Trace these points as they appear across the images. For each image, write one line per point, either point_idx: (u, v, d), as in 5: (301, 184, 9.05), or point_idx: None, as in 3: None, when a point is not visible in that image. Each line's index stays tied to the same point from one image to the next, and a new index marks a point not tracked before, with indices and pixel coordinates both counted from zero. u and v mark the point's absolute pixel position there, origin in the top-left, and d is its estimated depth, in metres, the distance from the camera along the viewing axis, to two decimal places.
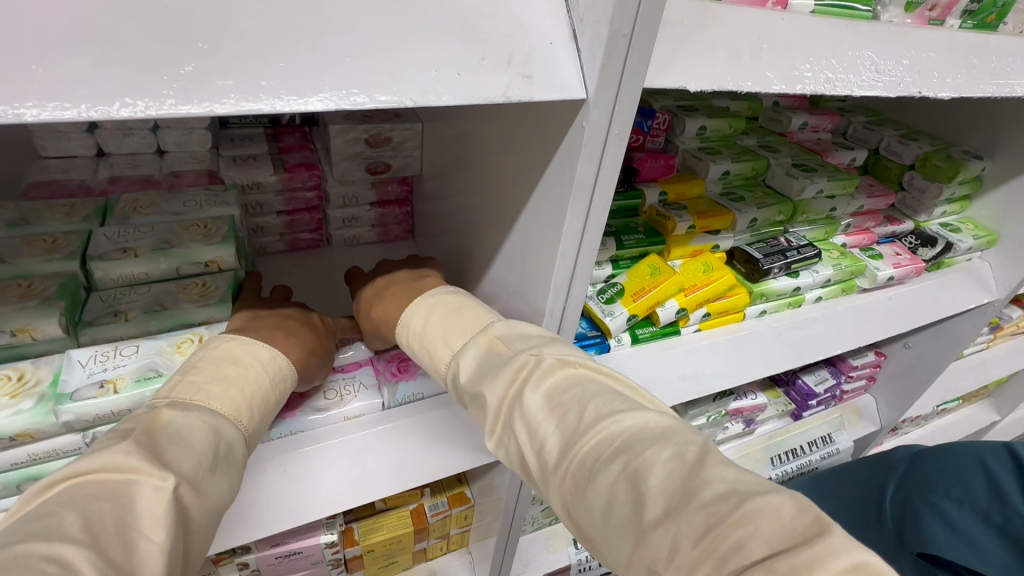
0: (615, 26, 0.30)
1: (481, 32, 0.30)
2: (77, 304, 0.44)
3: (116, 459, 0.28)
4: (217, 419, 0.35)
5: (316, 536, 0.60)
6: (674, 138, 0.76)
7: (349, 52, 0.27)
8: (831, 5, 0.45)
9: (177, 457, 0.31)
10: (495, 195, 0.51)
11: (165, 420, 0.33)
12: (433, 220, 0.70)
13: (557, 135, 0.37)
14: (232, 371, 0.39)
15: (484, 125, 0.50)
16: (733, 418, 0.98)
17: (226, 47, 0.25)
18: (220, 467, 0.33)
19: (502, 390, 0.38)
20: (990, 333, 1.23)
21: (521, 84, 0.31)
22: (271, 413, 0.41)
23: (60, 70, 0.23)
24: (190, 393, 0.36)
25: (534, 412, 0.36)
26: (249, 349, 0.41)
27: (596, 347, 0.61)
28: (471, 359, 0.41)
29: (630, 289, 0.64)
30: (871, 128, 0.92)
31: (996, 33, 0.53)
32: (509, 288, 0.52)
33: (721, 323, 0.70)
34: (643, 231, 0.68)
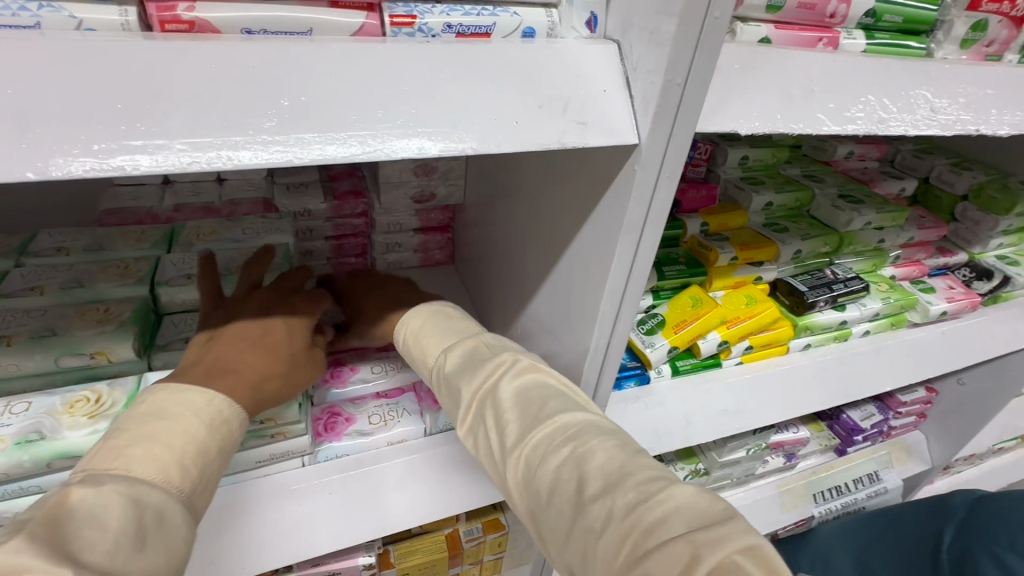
0: (669, 77, 0.31)
1: (538, 82, 0.31)
2: (147, 327, 0.47)
3: (3, 560, 0.23)
4: (139, 486, 0.30)
5: (355, 558, 0.61)
6: (716, 167, 0.76)
7: (415, 104, 0.29)
8: (883, 44, 0.45)
9: (88, 545, 0.26)
10: (540, 227, 0.52)
11: (75, 498, 0.28)
12: (475, 247, 0.71)
13: (607, 176, 0.38)
14: (159, 428, 0.34)
15: (531, 159, 0.51)
16: (773, 451, 0.96)
17: (306, 102, 0.27)
18: (150, 540, 0.29)
19: (477, 376, 0.39)
20: None
21: (575, 132, 0.32)
22: (215, 467, 0.36)
23: (161, 127, 0.25)
24: (108, 461, 0.31)
25: (502, 399, 0.37)
26: (183, 398, 0.36)
27: (635, 379, 0.61)
28: (454, 354, 0.42)
29: (671, 320, 0.63)
30: (922, 157, 0.90)
31: None
32: (552, 319, 0.53)
33: (765, 356, 0.68)
34: (685, 261, 0.67)
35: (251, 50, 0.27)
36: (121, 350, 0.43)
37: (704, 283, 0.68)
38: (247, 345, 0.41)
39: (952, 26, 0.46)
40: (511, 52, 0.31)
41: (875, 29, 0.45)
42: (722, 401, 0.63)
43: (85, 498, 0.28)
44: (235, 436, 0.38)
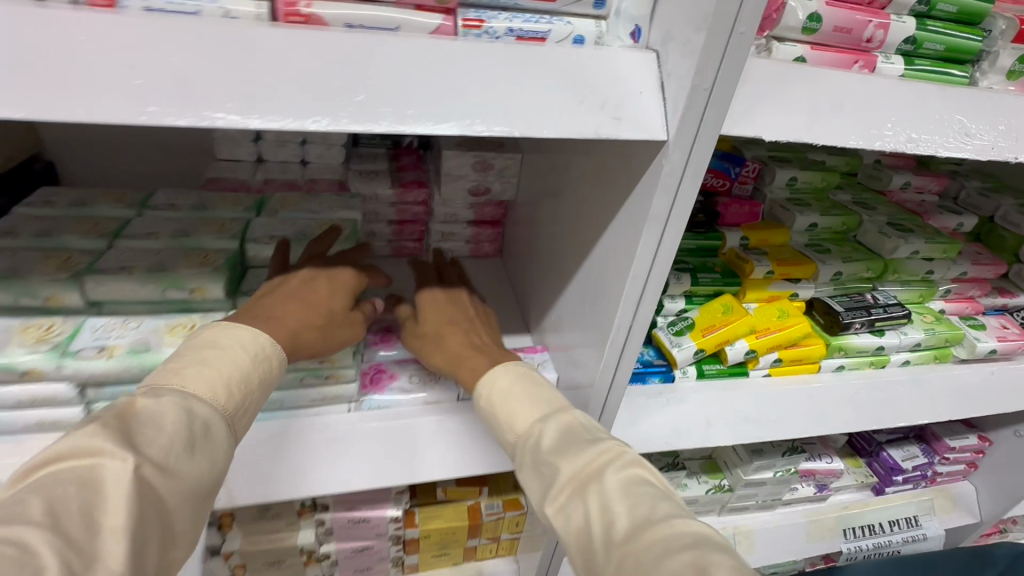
0: (696, 82, 0.35)
1: (581, 80, 0.37)
2: (235, 276, 0.55)
3: (84, 443, 0.30)
4: (189, 400, 0.37)
5: (384, 509, 0.66)
6: (763, 186, 0.78)
7: (475, 91, 0.35)
8: (923, 69, 0.47)
9: (150, 441, 0.33)
10: (580, 220, 0.57)
11: (139, 406, 0.34)
12: (522, 242, 0.76)
13: (639, 170, 0.43)
14: (212, 354, 0.41)
15: (578, 158, 0.56)
16: (804, 478, 0.94)
17: (387, 83, 0.33)
18: (198, 447, 0.36)
19: (582, 462, 0.41)
20: None
21: (610, 125, 0.37)
22: (254, 395, 0.42)
23: (278, 94, 0.32)
24: (167, 377, 0.38)
25: (608, 492, 0.38)
26: (229, 333, 0.43)
27: (659, 375, 0.64)
28: (551, 433, 0.44)
29: (701, 324, 0.66)
30: (987, 195, 0.87)
31: None
32: (584, 304, 0.57)
33: (794, 372, 0.69)
34: (720, 271, 0.70)
35: (349, 40, 0.33)
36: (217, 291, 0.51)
37: (739, 294, 0.70)
38: (294, 301, 0.48)
39: (998, 57, 0.48)
40: (560, 53, 0.37)
41: (915, 56, 0.47)
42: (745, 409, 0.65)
43: (144, 407, 0.34)
44: (272, 373, 0.44)
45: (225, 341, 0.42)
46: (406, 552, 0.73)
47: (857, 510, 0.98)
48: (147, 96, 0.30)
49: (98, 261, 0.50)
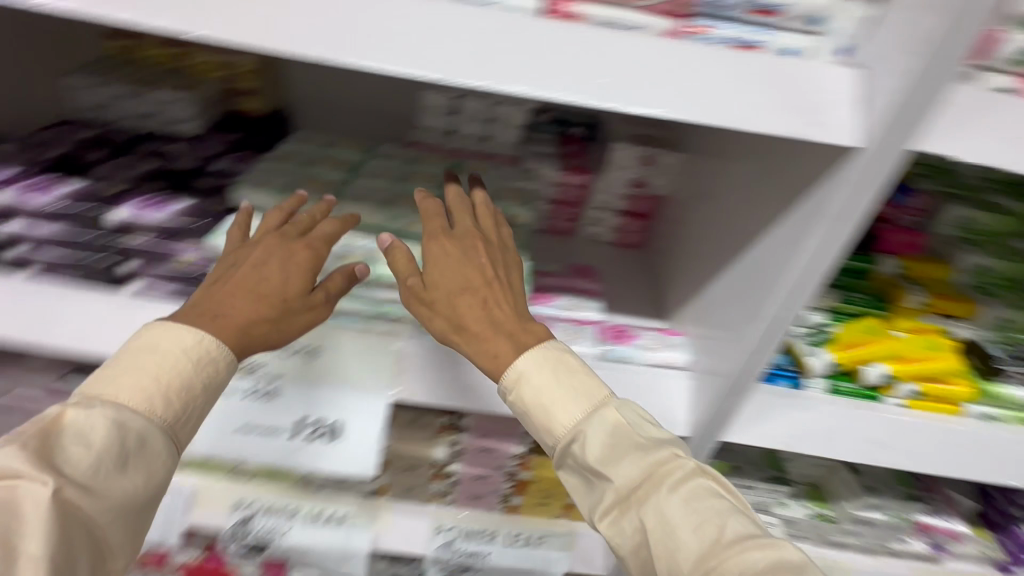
0: (902, 100, 0.40)
1: (787, 88, 0.42)
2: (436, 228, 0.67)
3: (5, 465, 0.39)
4: (120, 413, 0.44)
5: (507, 445, 0.79)
6: (931, 222, 0.74)
7: (693, 87, 0.41)
8: None
9: (75, 457, 0.41)
10: (739, 222, 0.62)
11: (67, 421, 0.42)
12: (668, 239, 0.82)
13: (821, 177, 0.47)
14: (96, 437, 0.42)
15: (745, 167, 0.61)
16: (918, 533, 0.89)
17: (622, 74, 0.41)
18: (132, 464, 0.44)
19: (642, 475, 0.49)
20: None
21: (809, 128, 0.42)
22: (159, 475, 0.46)
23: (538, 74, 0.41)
24: (102, 388, 0.45)
25: (672, 513, 0.46)
26: (89, 417, 0.43)
27: (788, 379, 0.66)
28: (598, 439, 0.51)
29: (841, 341, 0.68)
30: None
31: None
32: (731, 299, 0.62)
33: (932, 410, 0.67)
34: (870, 294, 0.71)
35: (596, 37, 0.41)
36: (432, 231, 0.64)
37: (887, 320, 0.70)
38: (243, 292, 0.52)
39: None
40: (771, 65, 0.43)
41: None
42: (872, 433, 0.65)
43: (72, 420, 0.42)
44: (208, 386, 0.49)
45: (166, 342, 0.48)
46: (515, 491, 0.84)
47: None
48: (435, 58, 0.40)
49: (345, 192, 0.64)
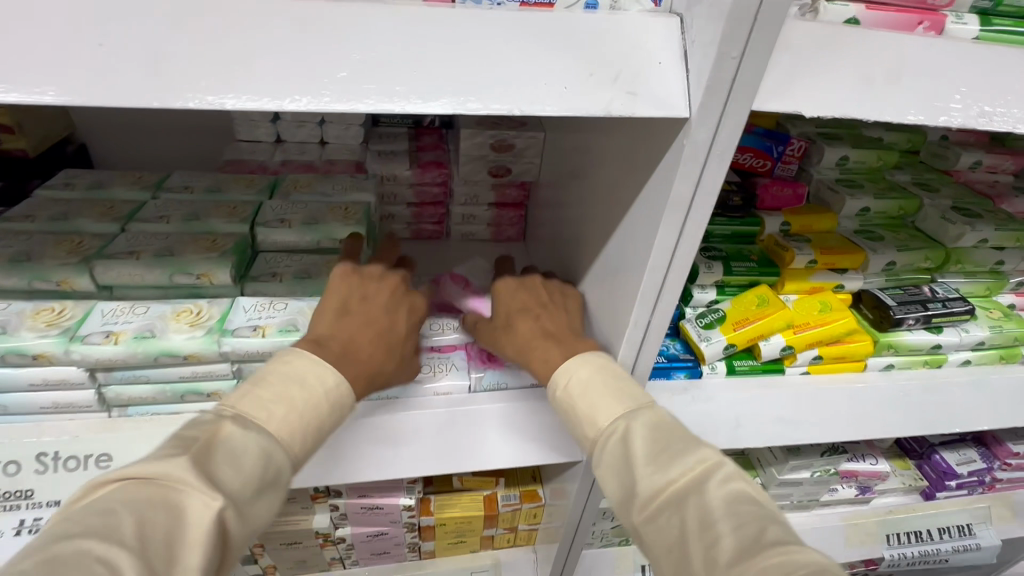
0: (100, 78, 0.35)
1: (279, 90, 0.37)
2: (243, 260, 0.67)
3: (173, 472, 0.37)
4: (270, 444, 0.44)
5: (396, 497, 0.80)
6: (446, 140, 0.99)
7: (445, 56, 0.38)
8: (758, 372, 0.76)
9: (228, 474, 0.40)
10: (597, 203, 0.66)
11: (225, 437, 0.42)
12: (570, 224, 0.78)
13: (657, 152, 0.47)
14: (298, 393, 0.48)
15: (596, 143, 0.65)
16: (846, 478, 1.10)
17: (249, 75, 0.36)
18: (265, 489, 0.43)
19: (682, 473, 0.45)
20: (863, 492, 1.13)
21: (625, 98, 0.40)
22: (325, 425, 0.49)
23: (371, 62, 0.37)
24: (256, 409, 0.45)
25: (712, 504, 0.42)
26: (310, 366, 0.50)
27: (686, 370, 0.74)
28: (642, 435, 0.48)
29: (731, 318, 0.75)
30: (834, 191, 0.86)
31: (743, 373, 0.76)
32: (595, 308, 0.67)
33: (836, 369, 0.78)
34: (757, 259, 0.80)
35: (339, 66, 0.37)
36: (558, 16, 0.40)
37: (778, 283, 0.80)
38: (362, 333, 0.55)
39: None
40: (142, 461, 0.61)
41: (710, 326, 0.76)
42: (884, 69, 0.44)
43: (233, 437, 0.42)
44: (340, 404, 0.51)
45: (346, 327, 0.55)
46: (425, 537, 0.90)
47: (841, 479, 1.10)
48: None
49: (106, 246, 0.62)
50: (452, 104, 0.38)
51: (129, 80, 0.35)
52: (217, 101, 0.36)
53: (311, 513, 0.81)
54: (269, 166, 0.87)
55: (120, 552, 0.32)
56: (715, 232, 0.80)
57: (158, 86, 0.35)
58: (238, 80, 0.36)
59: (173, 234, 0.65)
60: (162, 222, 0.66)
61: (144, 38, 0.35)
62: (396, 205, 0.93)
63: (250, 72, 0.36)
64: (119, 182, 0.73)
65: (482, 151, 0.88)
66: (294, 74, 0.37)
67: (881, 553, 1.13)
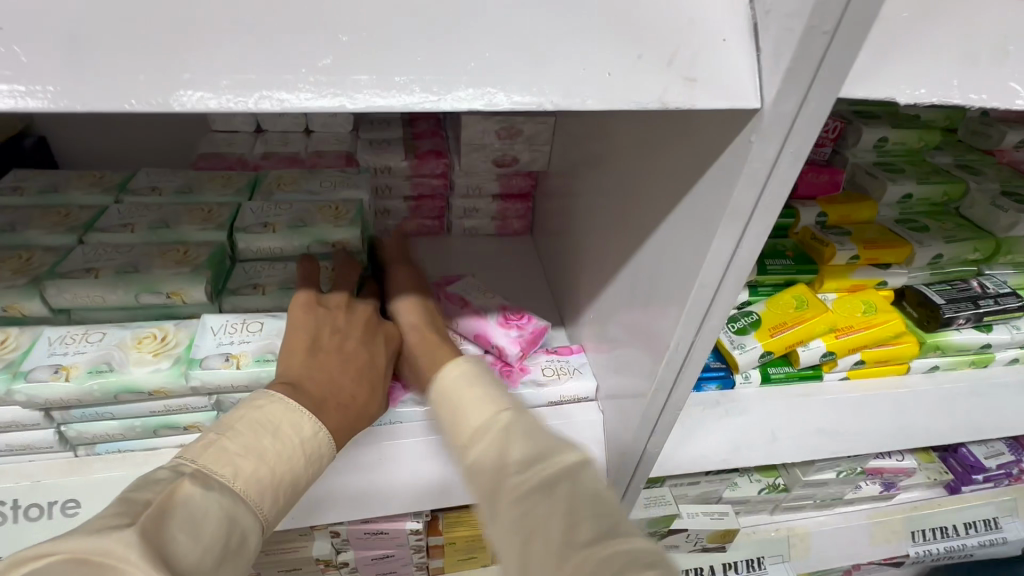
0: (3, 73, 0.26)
1: (242, 84, 0.28)
2: (221, 272, 0.59)
3: (114, 547, 0.30)
4: (235, 507, 0.38)
5: (402, 521, 0.74)
6: (445, 125, 0.89)
7: (456, 35, 0.30)
8: (793, 380, 0.70)
9: (178, 546, 0.33)
10: (623, 200, 0.58)
11: (182, 499, 0.35)
12: (587, 220, 0.69)
13: (710, 149, 0.39)
14: (268, 446, 0.42)
15: (621, 133, 0.57)
16: (871, 475, 1.04)
17: (202, 67, 0.28)
18: (229, 559, 0.37)
19: (546, 465, 0.39)
20: (889, 489, 1.07)
21: (682, 86, 0.32)
22: (300, 484, 0.44)
23: (361, 46, 0.29)
24: (219, 464, 0.39)
25: (579, 498, 0.37)
26: (286, 416, 0.45)
27: (718, 380, 0.67)
28: (510, 435, 0.42)
29: (766, 323, 0.68)
30: (874, 176, 0.78)
31: (780, 382, 0.69)
32: (621, 319, 0.60)
33: (878, 374, 0.72)
34: (792, 256, 0.73)
35: (320, 51, 0.29)
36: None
37: (815, 281, 0.72)
38: (338, 374, 0.51)
39: None
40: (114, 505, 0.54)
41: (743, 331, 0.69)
42: (989, 43, 0.36)
43: (189, 498, 0.36)
44: (313, 455, 0.45)
45: (325, 368, 0.51)
46: (433, 556, 0.85)
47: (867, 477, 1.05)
48: None
49: (61, 263, 0.54)
50: (466, 97, 0.30)
51: (42, 76, 0.27)
52: (161, 101, 0.28)
53: (310, 539, 0.75)
54: (248, 161, 0.78)
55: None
56: None
57: (81, 83, 0.27)
58: (188, 72, 0.28)
59: (138, 247, 0.57)
60: (126, 231, 0.58)
61: (63, 20, 0.27)
62: (391, 199, 0.85)
63: (206, 62, 0.28)
64: (76, 185, 0.64)
65: (485, 139, 0.79)
66: (260, 64, 0.28)
67: (905, 550, 1.08)
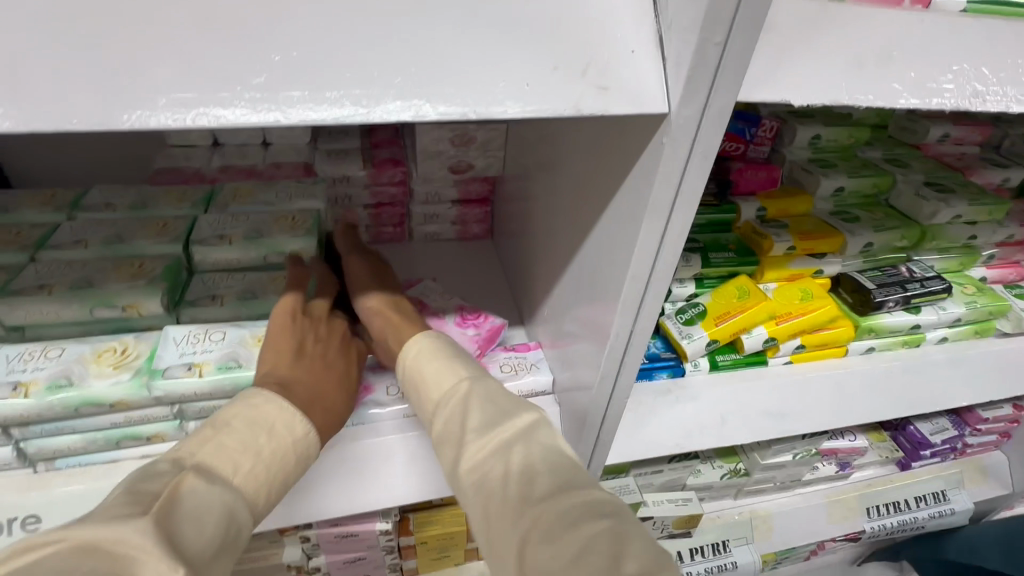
0: None
1: (178, 102, 0.30)
2: (178, 284, 0.60)
3: (131, 536, 0.31)
4: (238, 502, 0.39)
5: (371, 523, 0.75)
6: (403, 133, 0.91)
7: (382, 55, 0.32)
8: (740, 365, 0.74)
9: (188, 534, 0.35)
10: (569, 201, 0.61)
11: (188, 490, 0.37)
12: (540, 221, 0.72)
13: (632, 150, 0.42)
14: (264, 444, 0.44)
15: (564, 137, 0.60)
16: (826, 456, 1.09)
17: (137, 87, 0.30)
18: (231, 550, 0.38)
19: (505, 427, 0.45)
20: (844, 468, 1.13)
21: (595, 94, 0.35)
22: (290, 480, 0.46)
23: (291, 64, 0.31)
24: (220, 459, 0.41)
25: (533, 455, 0.42)
26: (282, 420, 0.47)
27: (668, 368, 0.71)
28: (474, 401, 0.48)
29: (711, 313, 0.72)
30: (809, 172, 0.83)
31: (726, 369, 0.73)
32: (571, 313, 0.63)
33: (818, 357, 0.77)
34: (734, 249, 0.77)
35: (253, 69, 0.31)
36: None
37: (756, 272, 0.77)
38: (319, 378, 0.54)
39: None
40: None
41: (690, 322, 0.72)
42: (875, 49, 0.40)
43: (195, 491, 0.37)
44: (302, 455, 0.47)
45: (308, 371, 0.53)
46: (405, 557, 0.86)
47: (822, 458, 1.09)
48: None
49: (14, 281, 0.55)
50: (396, 109, 0.33)
51: None
52: (100, 120, 0.29)
53: (280, 545, 0.76)
54: (205, 174, 0.79)
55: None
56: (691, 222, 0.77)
57: (19, 104, 0.29)
58: (125, 91, 0.30)
59: (92, 262, 0.58)
60: (80, 247, 0.59)
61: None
62: (351, 208, 0.86)
63: (142, 82, 0.30)
64: (27, 203, 0.64)
65: (440, 146, 0.81)
66: (195, 83, 0.30)
67: (863, 525, 1.14)
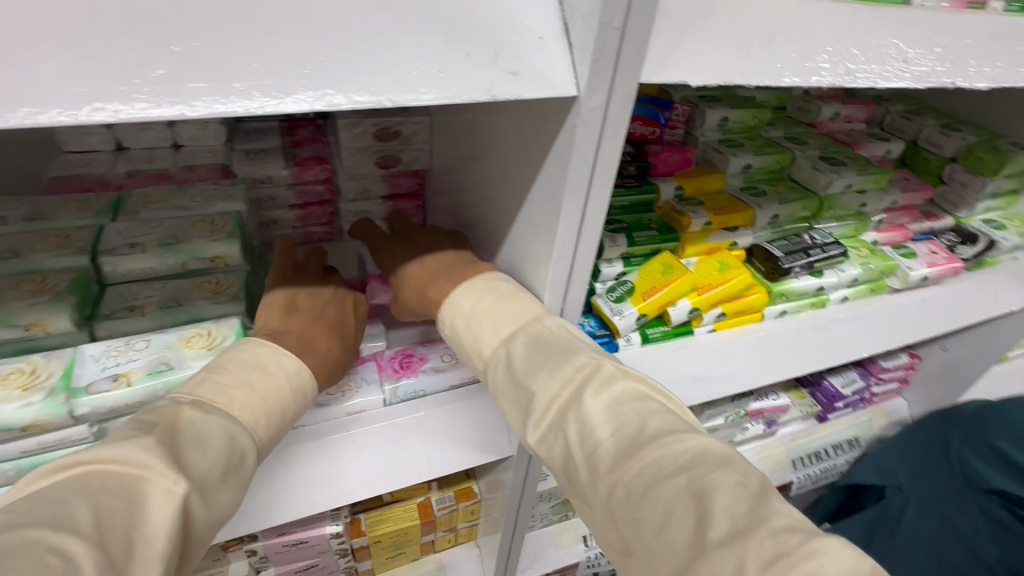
0: None
1: (69, 97, 0.29)
2: (89, 297, 0.57)
3: (134, 454, 0.36)
4: (234, 428, 0.44)
5: (320, 527, 0.74)
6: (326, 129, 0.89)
7: (289, 47, 0.32)
8: (668, 337, 0.78)
9: (190, 457, 0.39)
10: (495, 188, 0.62)
11: (185, 420, 0.41)
12: (471, 210, 0.73)
13: (548, 134, 0.44)
14: (256, 380, 0.48)
15: (486, 126, 0.61)
16: (754, 417, 1.18)
17: (22, 85, 0.28)
18: (234, 472, 0.42)
19: (562, 387, 0.46)
20: (770, 426, 1.22)
21: (507, 79, 0.36)
22: (289, 416, 0.50)
23: (192, 58, 0.30)
24: (213, 395, 0.45)
25: (601, 410, 0.44)
26: (276, 359, 0.50)
27: (603, 344, 0.74)
28: (526, 354, 0.49)
29: (639, 289, 0.76)
30: (719, 151, 0.89)
31: (656, 341, 0.77)
32: None
33: (739, 322, 0.83)
34: (657, 227, 0.81)
35: (151, 63, 0.30)
36: None
37: (678, 248, 0.81)
38: (310, 327, 0.56)
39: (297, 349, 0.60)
40: None
41: (619, 300, 0.76)
42: (760, 33, 0.43)
43: (192, 419, 0.41)
44: (298, 391, 0.51)
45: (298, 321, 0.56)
46: (360, 558, 0.85)
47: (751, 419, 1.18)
48: None
49: None
50: (306, 100, 0.32)
51: None
52: None
53: (226, 562, 0.73)
54: (110, 180, 0.74)
55: (73, 542, 0.29)
56: (615, 204, 0.80)
57: None
58: (6, 87, 0.28)
59: None
60: None
61: None
62: (276, 209, 0.84)
63: (26, 77, 0.28)
64: None
65: (365, 141, 0.80)
66: (87, 79, 0.29)
67: (790, 476, 1.24)
